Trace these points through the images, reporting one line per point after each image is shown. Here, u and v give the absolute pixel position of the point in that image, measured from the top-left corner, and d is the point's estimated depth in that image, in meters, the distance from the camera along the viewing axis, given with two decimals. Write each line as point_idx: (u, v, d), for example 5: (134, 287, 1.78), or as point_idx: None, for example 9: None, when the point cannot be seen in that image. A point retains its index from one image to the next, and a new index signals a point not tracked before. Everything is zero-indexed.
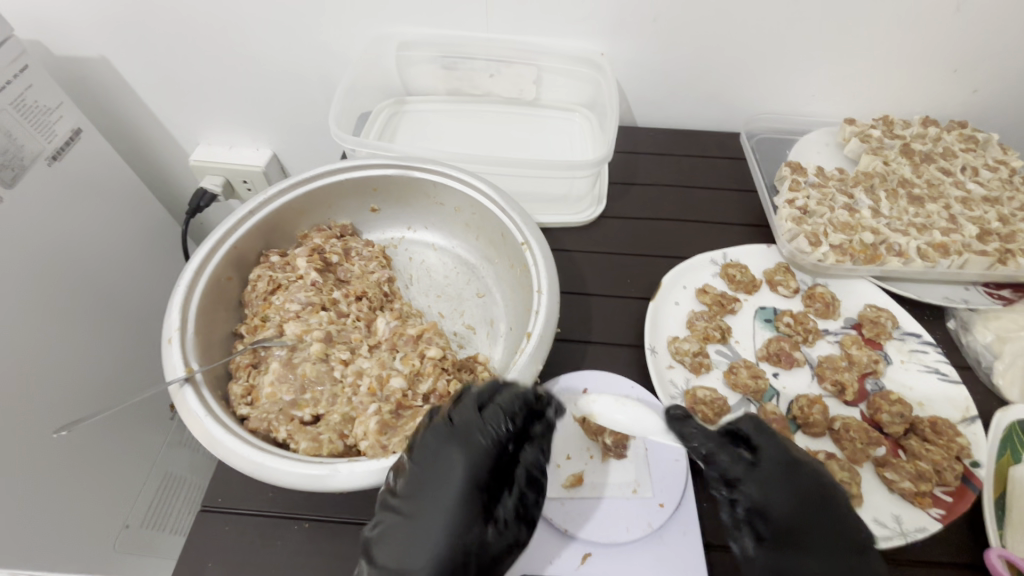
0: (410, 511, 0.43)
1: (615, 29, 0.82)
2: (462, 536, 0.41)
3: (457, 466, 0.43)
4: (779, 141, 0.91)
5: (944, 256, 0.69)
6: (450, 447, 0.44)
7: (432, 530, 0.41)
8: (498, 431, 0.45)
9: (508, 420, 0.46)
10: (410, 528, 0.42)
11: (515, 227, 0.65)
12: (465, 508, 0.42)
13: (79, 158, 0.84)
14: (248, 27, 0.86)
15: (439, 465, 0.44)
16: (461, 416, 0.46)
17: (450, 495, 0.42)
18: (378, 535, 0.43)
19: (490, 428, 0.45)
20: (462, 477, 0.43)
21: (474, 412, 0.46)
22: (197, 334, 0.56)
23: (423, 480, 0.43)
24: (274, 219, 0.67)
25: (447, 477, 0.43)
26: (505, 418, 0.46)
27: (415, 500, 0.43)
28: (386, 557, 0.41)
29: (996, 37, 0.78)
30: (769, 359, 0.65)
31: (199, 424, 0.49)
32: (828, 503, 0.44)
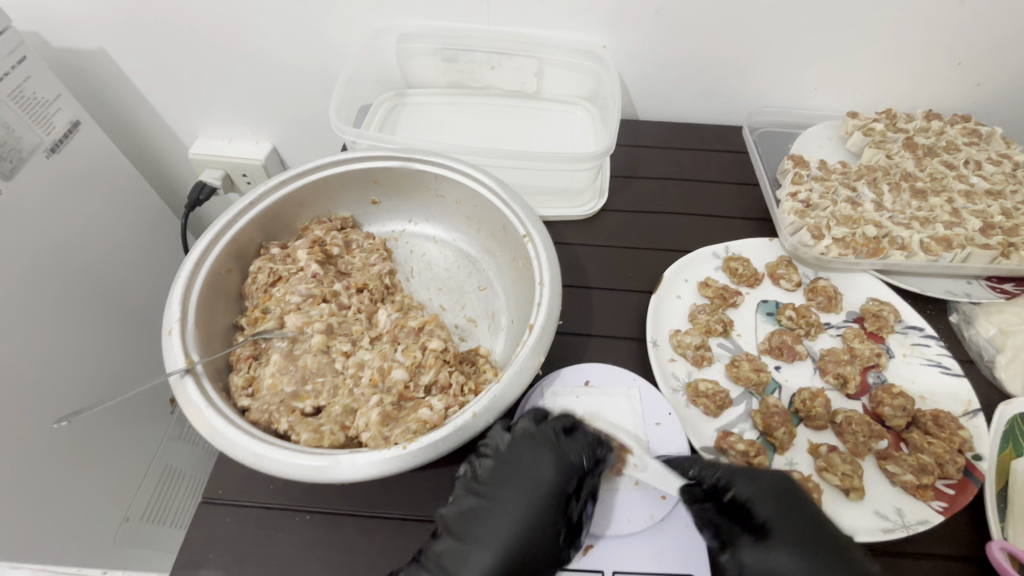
0: (495, 497, 0.48)
1: (617, 21, 0.81)
2: (535, 534, 0.47)
3: (548, 472, 0.49)
4: (781, 135, 0.91)
5: (946, 249, 0.69)
6: (542, 455, 0.50)
7: (513, 522, 0.47)
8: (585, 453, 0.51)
9: (595, 448, 0.52)
10: (493, 510, 0.48)
11: (517, 219, 0.64)
12: (542, 513, 0.48)
13: (78, 150, 0.83)
14: (248, 18, 0.85)
15: (528, 468, 0.49)
16: (555, 434, 0.52)
17: (537, 497, 0.48)
18: (458, 514, 0.48)
19: (581, 450, 0.51)
20: (547, 483, 0.49)
21: (567, 433, 0.52)
22: (197, 326, 0.55)
23: (512, 477, 0.49)
24: (275, 211, 0.67)
25: (534, 478, 0.49)
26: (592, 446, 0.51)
27: (503, 492, 0.48)
28: (464, 532, 0.47)
29: (1001, 30, 0.77)
30: (771, 353, 0.65)
31: (200, 416, 0.48)
32: (798, 502, 0.47)
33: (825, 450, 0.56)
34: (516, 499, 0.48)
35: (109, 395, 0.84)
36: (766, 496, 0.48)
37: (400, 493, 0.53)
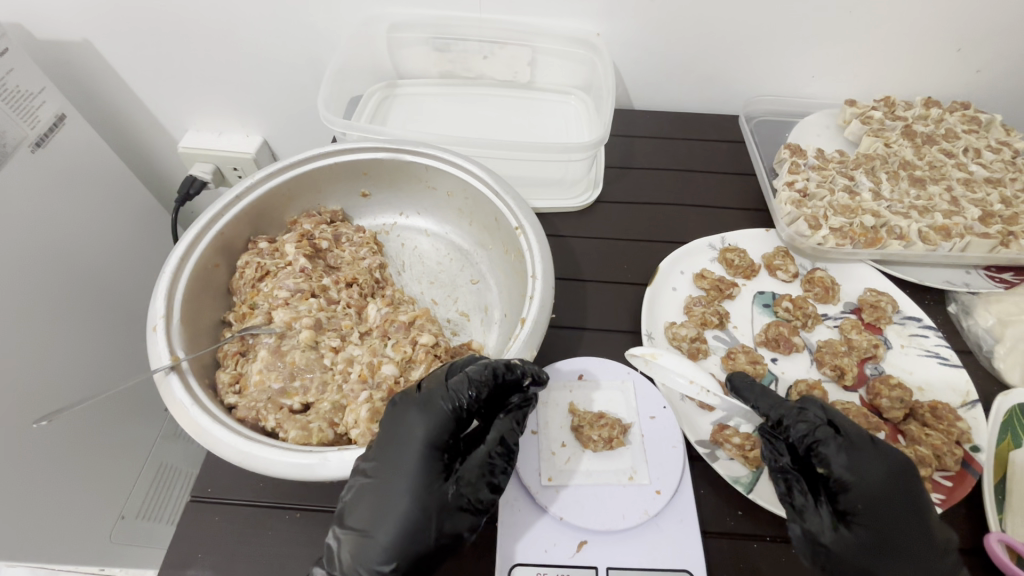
0: (373, 472, 0.44)
1: (612, 8, 0.80)
2: (419, 496, 0.44)
3: (418, 430, 0.46)
4: (778, 124, 0.89)
5: (945, 238, 0.68)
6: (418, 412, 0.47)
7: (397, 490, 0.44)
8: (460, 398, 0.47)
9: (473, 387, 0.47)
10: (380, 485, 0.44)
11: (509, 211, 0.63)
12: (425, 471, 0.45)
13: (64, 145, 0.81)
14: (235, 8, 0.84)
15: (402, 430, 0.46)
16: (429, 384, 0.48)
17: (412, 456, 0.45)
18: (349, 500, 0.44)
19: (454, 395, 0.47)
20: (422, 441, 0.45)
21: (441, 380, 0.49)
22: (183, 322, 0.54)
23: (391, 444, 0.45)
24: (263, 204, 0.66)
25: (408, 439, 0.46)
26: (467, 385, 0.47)
27: (384, 463, 0.45)
28: (357, 519, 0.43)
29: (1003, 14, 0.76)
30: (768, 344, 0.64)
31: (186, 414, 0.47)
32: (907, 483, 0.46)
33: None
34: (395, 467, 0.44)
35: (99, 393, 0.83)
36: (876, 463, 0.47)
37: None
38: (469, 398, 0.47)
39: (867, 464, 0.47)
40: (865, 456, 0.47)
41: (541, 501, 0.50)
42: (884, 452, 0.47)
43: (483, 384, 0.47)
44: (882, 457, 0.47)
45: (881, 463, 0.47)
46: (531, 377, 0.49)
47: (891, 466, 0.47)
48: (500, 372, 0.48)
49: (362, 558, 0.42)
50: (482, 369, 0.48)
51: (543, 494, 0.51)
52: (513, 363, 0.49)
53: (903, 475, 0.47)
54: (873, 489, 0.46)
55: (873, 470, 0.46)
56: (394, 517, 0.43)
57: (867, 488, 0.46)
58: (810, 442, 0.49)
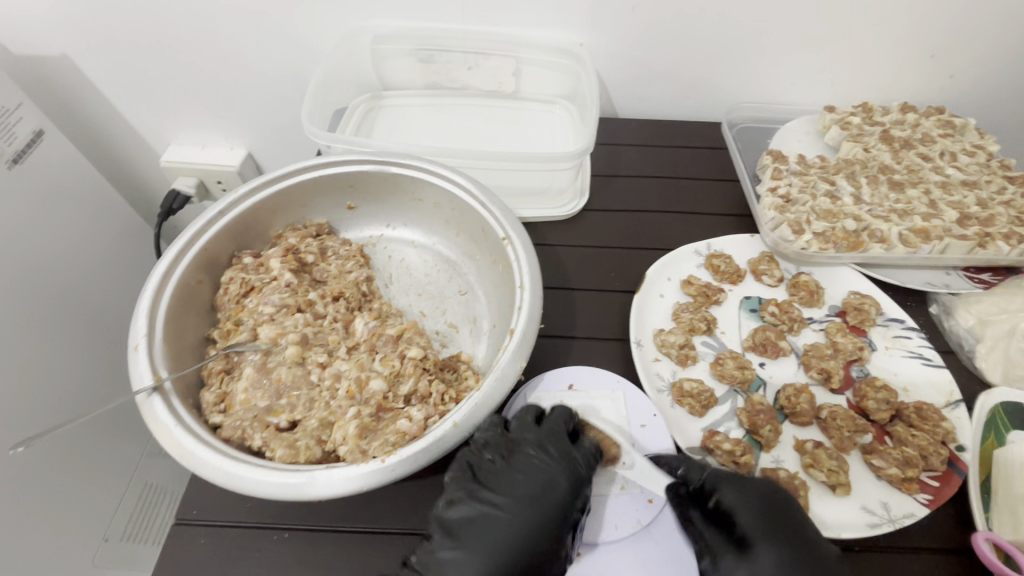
0: (502, 506, 0.48)
1: (594, 19, 0.81)
2: (549, 541, 0.46)
3: (560, 481, 0.49)
4: (761, 131, 0.91)
5: (925, 241, 0.69)
6: (559, 462, 0.51)
7: (539, 533, 0.47)
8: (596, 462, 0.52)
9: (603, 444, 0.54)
10: (520, 521, 0.47)
11: (496, 221, 0.64)
12: (564, 518, 0.48)
13: (42, 160, 0.80)
14: (215, 19, 0.83)
15: (547, 479, 0.49)
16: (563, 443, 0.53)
17: (549, 506, 0.48)
18: (461, 522, 0.47)
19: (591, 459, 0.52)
20: (565, 490, 0.49)
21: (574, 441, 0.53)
22: (166, 341, 0.53)
23: (532, 487, 0.49)
24: (246, 218, 0.65)
25: (547, 488, 0.49)
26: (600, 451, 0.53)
27: (515, 501, 0.48)
28: (473, 541, 0.46)
29: (973, 20, 0.78)
30: (755, 349, 0.65)
31: (169, 435, 0.46)
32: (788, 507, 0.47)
33: (811, 446, 0.56)
34: (521, 504, 0.48)
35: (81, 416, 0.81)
36: (750, 496, 0.48)
37: (381, 507, 0.51)
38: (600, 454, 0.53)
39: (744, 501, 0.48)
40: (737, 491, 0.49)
41: None
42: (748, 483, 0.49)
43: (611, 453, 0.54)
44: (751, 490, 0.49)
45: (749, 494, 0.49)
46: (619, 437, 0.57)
47: (770, 491, 0.48)
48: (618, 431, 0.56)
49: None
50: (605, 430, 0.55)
51: None
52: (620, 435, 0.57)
53: (781, 498, 0.48)
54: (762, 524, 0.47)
55: (754, 502, 0.48)
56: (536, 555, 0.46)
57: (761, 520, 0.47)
58: (704, 487, 0.50)
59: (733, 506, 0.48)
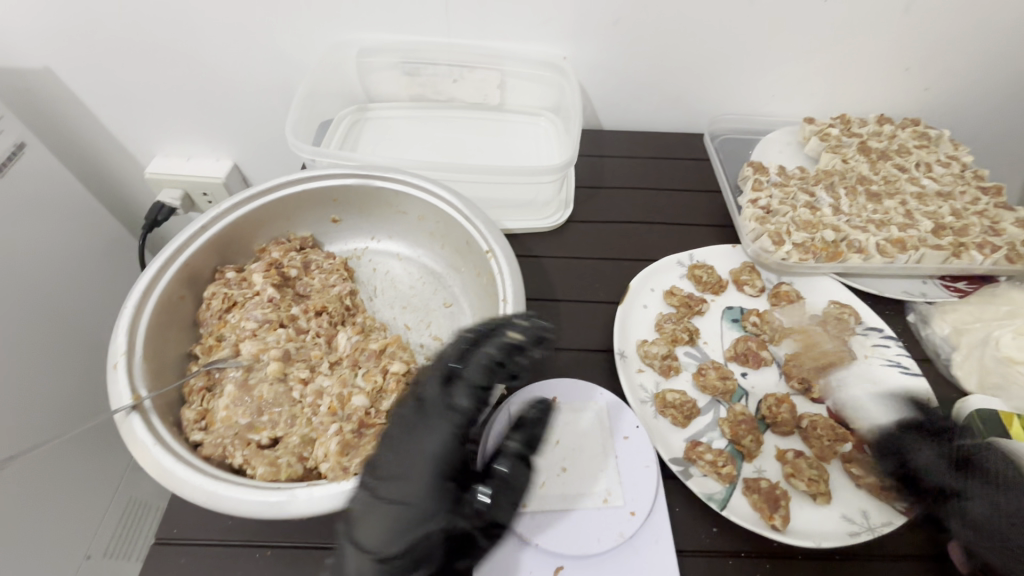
0: (391, 488, 0.44)
1: (577, 33, 0.82)
2: (436, 509, 0.44)
3: (433, 444, 0.46)
4: (742, 142, 0.92)
5: (901, 251, 0.71)
6: (430, 428, 0.47)
7: (410, 514, 0.43)
8: (469, 407, 0.48)
9: (480, 392, 0.48)
10: (388, 501, 0.43)
11: (480, 234, 0.64)
12: (435, 492, 0.44)
13: (23, 173, 0.79)
14: (200, 32, 0.83)
15: (418, 446, 0.46)
16: (431, 394, 0.49)
17: (426, 472, 0.45)
18: (360, 515, 0.42)
19: (461, 406, 0.48)
20: (434, 460, 0.45)
21: (441, 389, 0.49)
22: (146, 358, 0.53)
23: (403, 457, 0.45)
24: (229, 233, 0.65)
25: (420, 453, 0.45)
26: (472, 392, 0.48)
27: (392, 476, 0.44)
28: (369, 534, 0.42)
29: (944, 35, 0.80)
30: (737, 359, 0.65)
31: (148, 454, 0.46)
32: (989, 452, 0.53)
33: (792, 456, 0.57)
34: (409, 479, 0.44)
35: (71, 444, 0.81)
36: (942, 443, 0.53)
37: None
38: (471, 404, 0.48)
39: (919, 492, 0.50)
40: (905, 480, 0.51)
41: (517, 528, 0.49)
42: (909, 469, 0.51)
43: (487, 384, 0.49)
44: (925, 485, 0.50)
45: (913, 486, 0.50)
46: (529, 351, 0.51)
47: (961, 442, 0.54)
48: (500, 367, 0.49)
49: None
50: (482, 368, 0.49)
51: (520, 520, 0.50)
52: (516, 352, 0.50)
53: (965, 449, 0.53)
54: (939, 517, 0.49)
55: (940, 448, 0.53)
56: (411, 536, 0.42)
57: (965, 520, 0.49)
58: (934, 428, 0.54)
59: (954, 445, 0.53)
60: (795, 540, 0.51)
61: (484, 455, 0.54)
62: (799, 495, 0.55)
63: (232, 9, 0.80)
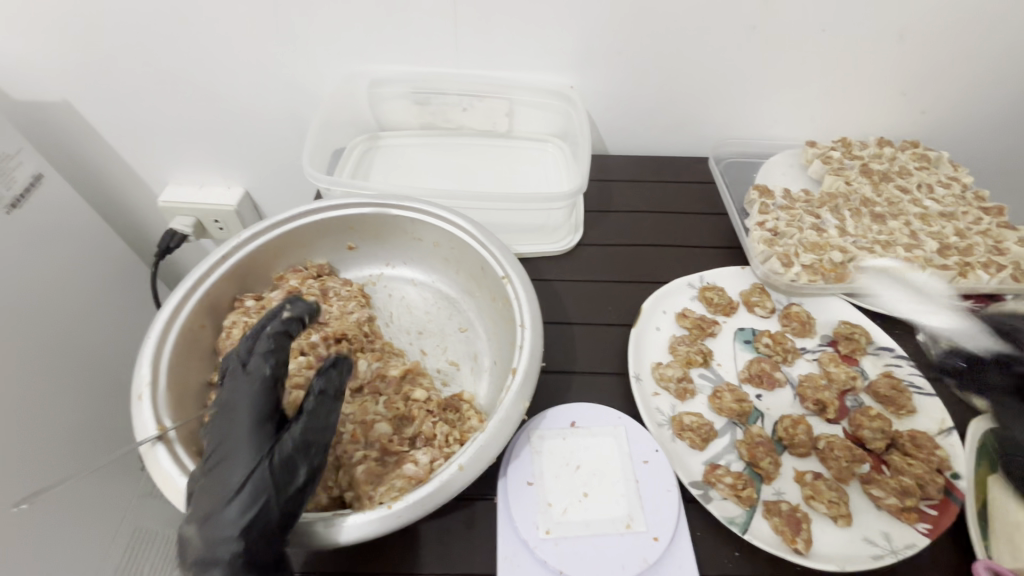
0: (211, 460, 0.45)
1: (583, 64, 0.85)
2: (247, 466, 0.44)
3: (236, 412, 0.46)
4: (746, 165, 0.94)
5: (909, 271, 0.72)
6: (232, 396, 0.47)
7: (230, 470, 0.44)
8: (258, 377, 0.47)
9: (272, 357, 0.48)
10: (210, 474, 0.44)
11: (495, 260, 0.65)
12: (247, 447, 0.45)
13: (41, 204, 0.81)
14: (218, 66, 0.86)
15: (222, 415, 0.46)
16: (230, 375, 0.48)
17: (236, 437, 0.45)
18: (196, 495, 0.44)
19: (252, 376, 0.47)
20: (241, 420, 0.46)
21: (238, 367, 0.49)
22: (170, 388, 0.53)
23: (213, 429, 0.46)
24: (249, 263, 0.66)
25: (231, 424, 0.46)
26: (261, 361, 0.48)
27: (213, 451, 0.45)
28: (202, 505, 0.43)
29: (939, 60, 0.83)
30: (751, 381, 0.66)
31: (174, 485, 0.46)
32: None
33: (811, 478, 0.57)
34: (223, 450, 0.45)
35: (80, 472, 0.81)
36: None
37: (387, 558, 0.50)
38: (264, 369, 0.48)
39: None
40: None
41: (540, 556, 0.49)
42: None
43: (271, 349, 0.49)
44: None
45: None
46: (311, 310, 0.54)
47: None
48: (284, 334, 0.50)
49: (207, 543, 0.42)
50: (269, 338, 0.49)
51: (542, 548, 0.49)
52: (291, 317, 0.52)
53: None
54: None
55: None
56: (231, 491, 0.43)
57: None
58: None
59: None
60: (819, 564, 0.51)
61: (507, 481, 0.54)
62: (820, 519, 0.55)
63: (249, 44, 0.83)
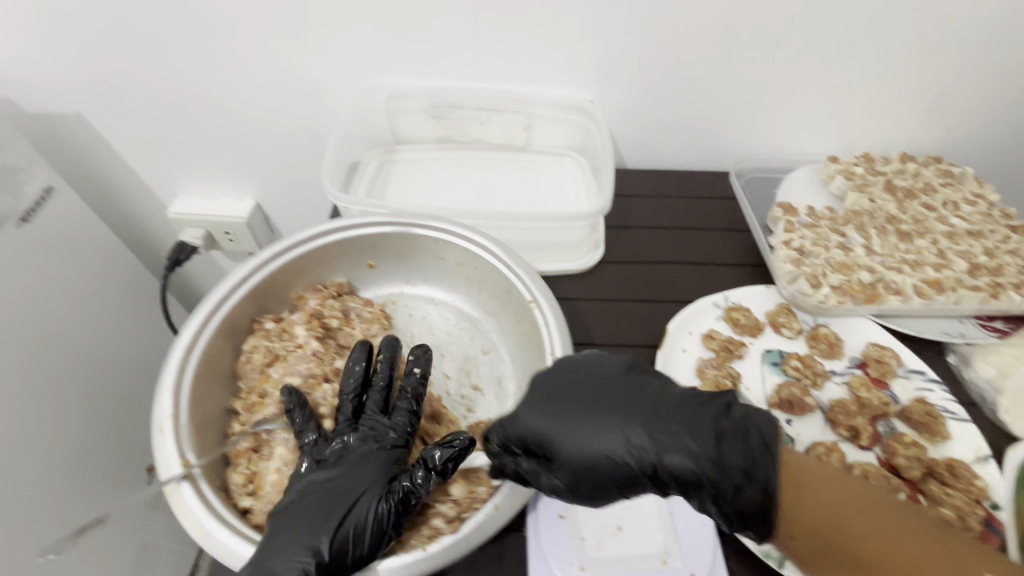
0: (332, 484, 0.49)
1: (604, 78, 0.83)
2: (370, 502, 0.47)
3: (375, 451, 0.51)
4: (766, 180, 0.93)
5: (940, 292, 0.70)
6: (371, 436, 0.53)
7: (353, 499, 0.47)
8: (399, 426, 0.54)
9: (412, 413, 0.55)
10: (320, 492, 0.48)
11: (521, 282, 0.64)
12: (374, 482, 0.49)
13: (50, 218, 0.80)
14: (232, 78, 0.85)
15: (357, 450, 0.51)
16: (368, 420, 0.54)
17: (367, 472, 0.50)
18: (304, 509, 0.47)
19: (393, 424, 0.54)
20: (376, 459, 0.51)
21: (378, 415, 0.55)
22: (191, 420, 0.52)
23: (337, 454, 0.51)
24: (268, 283, 0.65)
25: (365, 459, 0.51)
26: (404, 413, 0.55)
27: (338, 477, 0.49)
28: (311, 522, 0.46)
29: (965, 75, 0.82)
30: (781, 406, 0.64)
31: (200, 526, 0.45)
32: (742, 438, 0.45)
33: None
34: (351, 477, 0.49)
35: (87, 496, 0.79)
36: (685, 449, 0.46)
37: None
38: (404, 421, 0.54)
39: (621, 422, 0.48)
40: (581, 400, 0.50)
41: None
42: (610, 387, 0.51)
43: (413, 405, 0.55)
44: (671, 397, 0.50)
45: (618, 404, 0.50)
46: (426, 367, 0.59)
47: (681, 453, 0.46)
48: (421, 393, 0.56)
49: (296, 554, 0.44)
50: (411, 396, 0.56)
51: None
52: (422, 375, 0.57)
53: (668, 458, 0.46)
54: (738, 430, 0.46)
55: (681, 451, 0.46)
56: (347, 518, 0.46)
57: (742, 432, 0.46)
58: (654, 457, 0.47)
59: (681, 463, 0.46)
60: None
61: (538, 514, 0.52)
62: None
63: (265, 56, 0.82)
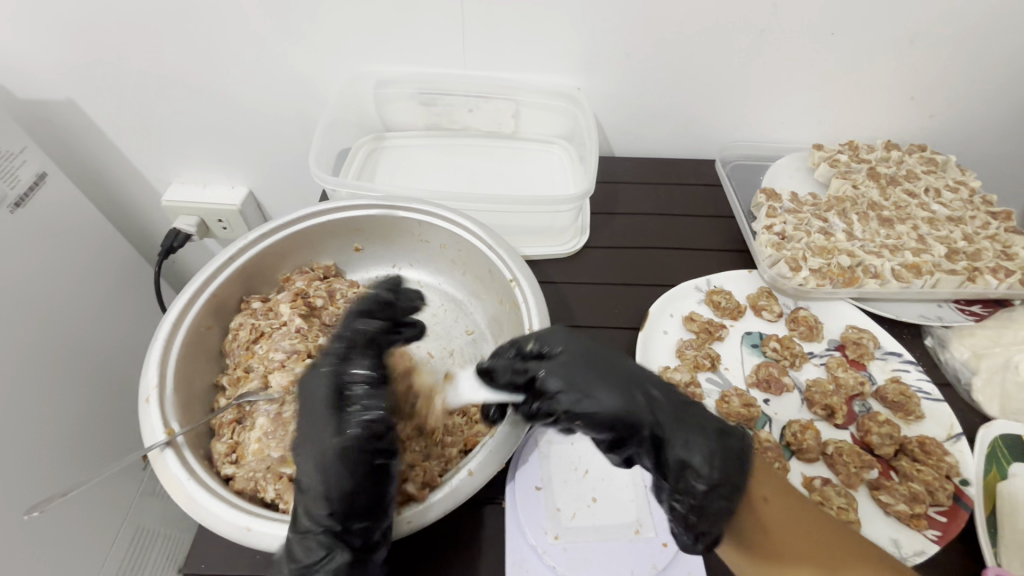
0: (304, 435, 0.46)
1: (590, 66, 0.84)
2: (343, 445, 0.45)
3: (318, 389, 0.47)
4: (752, 168, 0.94)
5: (917, 276, 0.72)
6: (311, 374, 0.49)
7: (324, 444, 0.45)
8: (337, 352, 0.50)
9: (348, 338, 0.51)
10: (298, 446, 0.46)
11: (503, 263, 0.65)
12: (331, 424, 0.46)
13: (44, 203, 0.81)
14: (223, 65, 0.86)
15: (306, 392, 0.48)
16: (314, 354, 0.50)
17: (322, 412, 0.46)
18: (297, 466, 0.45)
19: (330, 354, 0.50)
20: (322, 397, 0.47)
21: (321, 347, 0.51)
22: (176, 391, 0.53)
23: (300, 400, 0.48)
24: (255, 264, 0.66)
25: (313, 399, 0.47)
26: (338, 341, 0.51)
27: (303, 424, 0.47)
28: (303, 478, 0.45)
29: (948, 64, 0.82)
30: (759, 386, 0.66)
31: (182, 489, 0.46)
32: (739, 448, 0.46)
33: (819, 483, 0.57)
34: (313, 423, 0.46)
35: (82, 478, 0.80)
36: (694, 439, 0.45)
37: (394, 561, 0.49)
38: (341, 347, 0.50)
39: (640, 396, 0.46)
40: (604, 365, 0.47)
41: (550, 561, 0.49)
42: (624, 367, 0.48)
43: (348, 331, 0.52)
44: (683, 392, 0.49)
45: (639, 384, 0.47)
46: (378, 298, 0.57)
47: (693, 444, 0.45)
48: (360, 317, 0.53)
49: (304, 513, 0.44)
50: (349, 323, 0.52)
51: (551, 553, 0.49)
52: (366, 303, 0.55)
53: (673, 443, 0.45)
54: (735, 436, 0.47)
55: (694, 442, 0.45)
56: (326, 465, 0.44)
57: (740, 435, 0.47)
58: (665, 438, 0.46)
59: (685, 453, 0.45)
60: None
61: (515, 485, 0.54)
62: None
63: (255, 43, 0.83)
